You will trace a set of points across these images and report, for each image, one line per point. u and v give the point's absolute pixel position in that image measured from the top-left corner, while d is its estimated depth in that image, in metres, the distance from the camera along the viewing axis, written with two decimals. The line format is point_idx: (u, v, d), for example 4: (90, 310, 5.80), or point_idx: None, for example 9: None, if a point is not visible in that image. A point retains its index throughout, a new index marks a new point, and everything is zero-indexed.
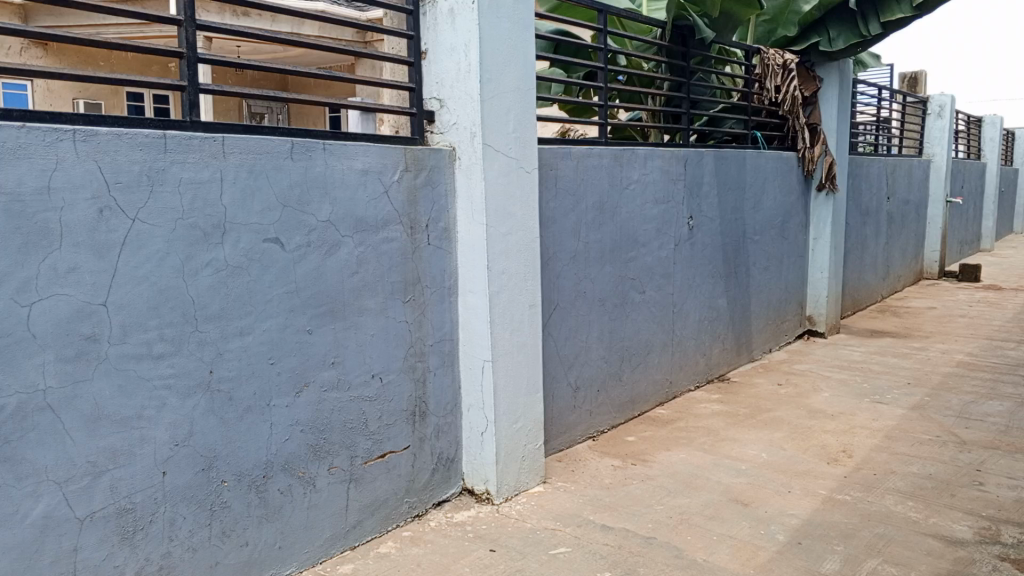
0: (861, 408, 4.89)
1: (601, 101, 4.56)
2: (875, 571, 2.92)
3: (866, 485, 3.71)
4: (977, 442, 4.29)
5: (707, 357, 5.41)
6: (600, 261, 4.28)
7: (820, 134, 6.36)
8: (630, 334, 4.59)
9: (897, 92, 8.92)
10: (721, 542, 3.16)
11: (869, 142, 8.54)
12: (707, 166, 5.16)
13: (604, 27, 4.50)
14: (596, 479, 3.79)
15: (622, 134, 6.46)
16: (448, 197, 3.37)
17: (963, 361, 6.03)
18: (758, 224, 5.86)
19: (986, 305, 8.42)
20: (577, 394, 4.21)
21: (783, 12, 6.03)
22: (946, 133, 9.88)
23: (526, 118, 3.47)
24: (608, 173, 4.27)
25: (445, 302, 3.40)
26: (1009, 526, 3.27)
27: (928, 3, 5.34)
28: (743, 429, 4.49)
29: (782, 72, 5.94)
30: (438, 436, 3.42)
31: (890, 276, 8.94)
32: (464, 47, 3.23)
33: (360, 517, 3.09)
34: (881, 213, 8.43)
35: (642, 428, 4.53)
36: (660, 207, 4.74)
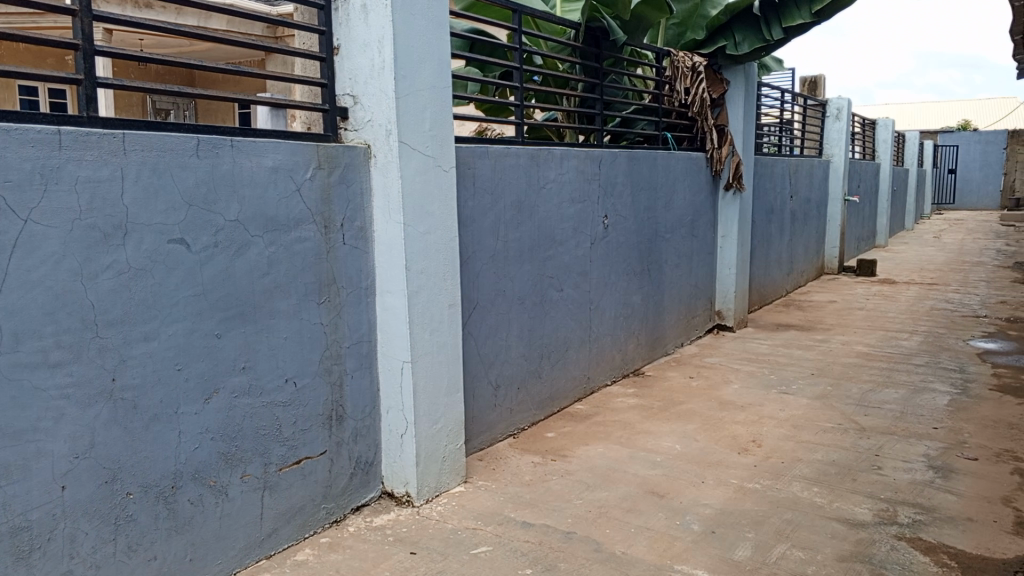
0: (768, 399, 5.07)
1: (517, 101, 4.55)
2: (784, 555, 3.03)
3: (775, 473, 3.84)
4: (875, 428, 4.52)
5: (622, 353, 5.51)
6: (518, 260, 4.28)
7: (727, 135, 6.57)
8: (549, 332, 4.61)
9: (799, 95, 9.30)
10: (638, 534, 3.21)
11: (773, 143, 8.87)
12: (621, 166, 5.24)
13: (519, 27, 4.50)
14: (517, 477, 3.79)
15: (538, 134, 6.49)
16: (364, 195, 3.30)
17: (861, 352, 6.34)
18: (669, 222, 6.00)
19: (882, 298, 8.88)
20: (497, 392, 4.20)
21: (692, 16, 6.38)
22: (843, 135, 10.37)
23: (442, 116, 3.43)
24: (525, 172, 4.27)
25: (361, 302, 3.33)
26: (905, 507, 3.45)
27: (826, 10, 5.52)
28: (658, 422, 4.59)
29: (691, 74, 6.15)
30: (356, 440, 3.35)
31: (793, 271, 9.32)
32: (378, 44, 3.16)
33: (275, 526, 2.99)
34: (785, 212, 8.78)
35: (561, 424, 4.56)
36: (576, 206, 4.79)
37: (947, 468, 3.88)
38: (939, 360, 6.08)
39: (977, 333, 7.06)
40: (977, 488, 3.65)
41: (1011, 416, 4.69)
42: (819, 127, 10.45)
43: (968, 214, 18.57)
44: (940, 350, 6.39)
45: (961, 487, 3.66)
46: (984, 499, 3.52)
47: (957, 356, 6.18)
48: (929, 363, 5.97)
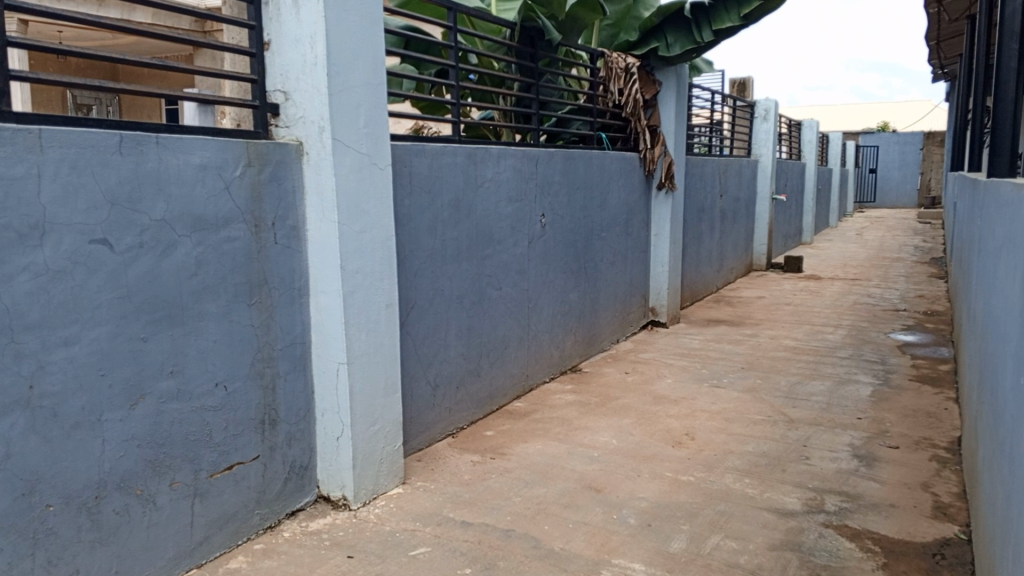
0: (701, 393, 5.16)
1: (453, 100, 4.50)
2: (718, 546, 3.08)
3: (708, 465, 3.92)
4: (803, 419, 4.65)
5: (560, 350, 5.53)
6: (456, 259, 4.25)
7: (660, 135, 6.67)
8: (487, 331, 4.60)
9: (729, 96, 9.51)
10: (577, 529, 3.22)
11: (704, 143, 9.05)
12: (557, 165, 5.26)
13: (454, 25, 4.45)
14: (455, 476, 3.76)
15: (474, 132, 6.45)
16: (296, 193, 3.21)
17: (789, 345, 6.53)
18: (605, 221, 6.06)
19: (807, 293, 9.18)
20: (436, 392, 4.16)
21: (624, 18, 6.48)
22: (771, 136, 10.66)
23: (377, 114, 3.37)
24: (462, 170, 4.24)
25: (294, 303, 3.25)
26: (831, 496, 3.56)
27: (755, 14, 5.62)
28: (595, 418, 4.63)
29: (625, 75, 6.19)
30: (290, 444, 3.27)
31: (724, 268, 9.53)
32: (310, 39, 3.09)
33: (206, 533, 2.89)
34: (715, 210, 8.97)
35: (500, 422, 4.55)
36: (514, 205, 4.78)
37: (870, 457, 4.03)
38: (862, 352, 6.30)
39: (896, 326, 7.35)
40: (899, 475, 3.79)
41: (928, 405, 4.89)
42: (747, 128, 10.71)
43: (887, 212, 19.34)
44: (863, 343, 6.64)
45: (883, 474, 3.80)
46: (905, 485, 3.66)
47: (878, 348, 6.43)
48: (852, 356, 6.19)
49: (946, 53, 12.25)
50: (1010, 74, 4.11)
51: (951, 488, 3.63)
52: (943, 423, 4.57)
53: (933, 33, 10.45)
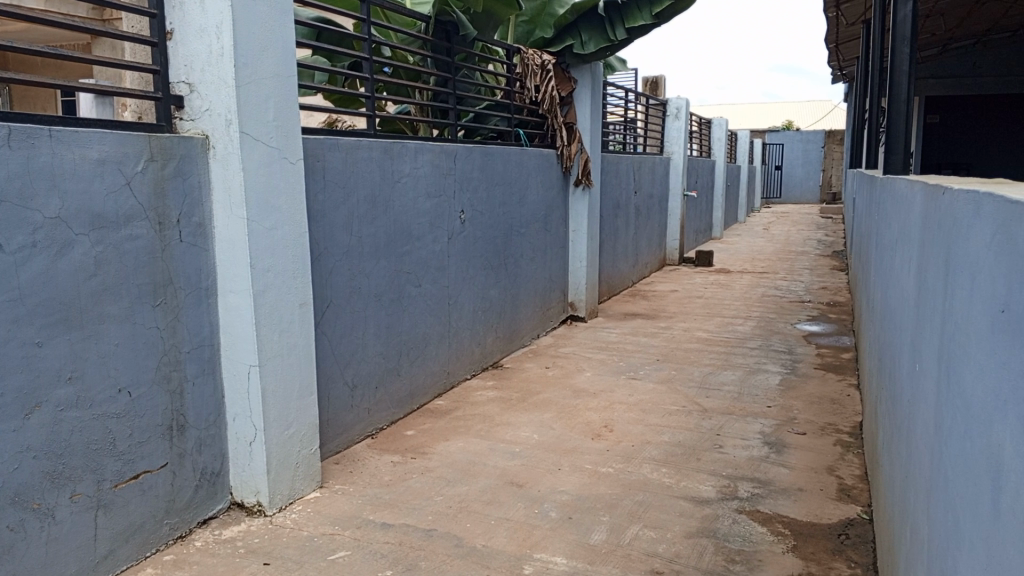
0: (618, 385, 5.23)
1: (367, 93, 4.39)
2: (637, 536, 3.12)
3: (626, 456, 3.97)
4: (716, 409, 4.78)
5: (481, 347, 5.49)
6: (374, 256, 4.16)
7: (576, 133, 6.71)
8: (407, 328, 4.52)
9: (642, 95, 9.67)
10: (498, 525, 3.20)
11: (618, 140, 9.18)
12: (475, 161, 5.21)
13: (367, 17, 4.34)
14: (375, 478, 3.68)
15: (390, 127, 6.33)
16: (203, 189, 3.06)
17: (702, 337, 6.70)
18: (523, 217, 6.05)
19: (718, 286, 9.45)
20: (354, 393, 4.06)
21: (540, 14, 6.42)
22: (682, 134, 10.91)
23: (288, 106, 3.25)
24: (378, 166, 4.14)
25: (202, 304, 3.09)
26: (744, 482, 3.66)
27: (666, 13, 5.74)
28: (515, 413, 4.62)
29: (540, 72, 6.18)
30: (200, 450, 3.12)
31: (639, 263, 9.70)
32: (216, 29, 2.94)
33: (111, 547, 2.73)
34: (630, 206, 9.12)
35: (421, 421, 4.48)
36: (432, 201, 4.71)
37: (780, 444, 4.16)
38: (770, 342, 6.53)
39: (801, 316, 7.65)
40: (807, 460, 3.93)
41: (832, 392, 5.10)
42: (660, 126, 10.90)
43: (791, 208, 20.16)
44: (770, 333, 6.87)
45: (792, 460, 3.94)
46: (812, 470, 3.80)
47: (785, 339, 6.67)
48: (761, 346, 6.40)
49: (843, 55, 12.81)
50: (903, 76, 4.30)
51: (854, 471, 3.78)
52: (845, 408, 4.77)
53: (831, 37, 10.90)
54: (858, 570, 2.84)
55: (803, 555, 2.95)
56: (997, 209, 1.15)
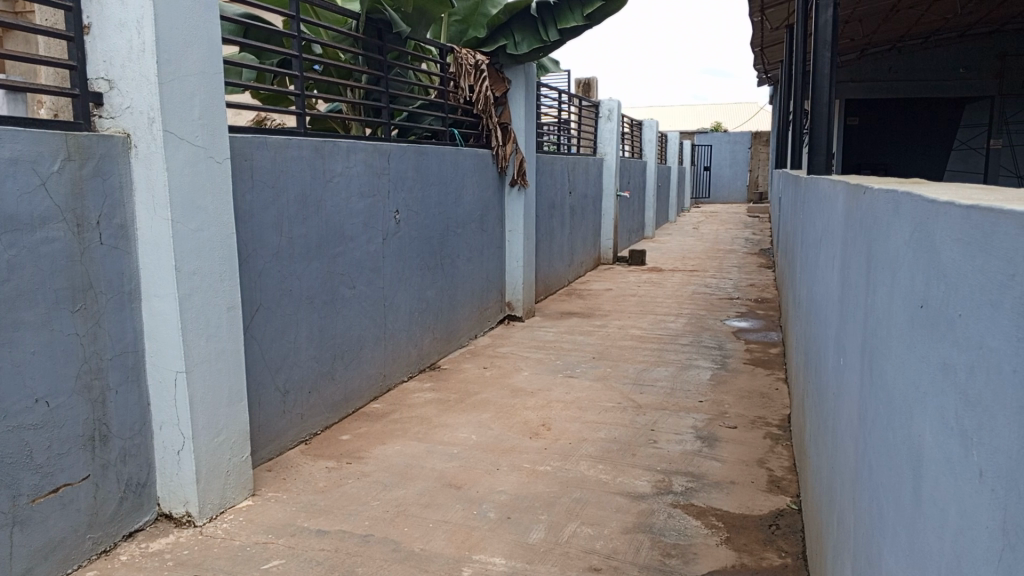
0: (555, 384, 5.26)
1: (297, 91, 4.28)
2: (575, 534, 3.13)
3: (563, 454, 3.99)
4: (650, 404, 4.85)
5: (418, 348, 5.44)
6: (306, 257, 4.07)
7: (511, 133, 6.71)
8: (341, 331, 4.44)
9: (575, 96, 9.71)
10: (436, 528, 3.17)
11: (553, 141, 9.23)
12: (410, 161, 5.15)
13: (296, 14, 4.24)
14: (309, 484, 3.60)
15: (322, 125, 6.22)
16: (124, 189, 2.94)
17: (636, 335, 6.80)
18: (459, 217, 6.02)
19: (651, 284, 9.62)
20: (286, 398, 3.96)
21: (472, 14, 6.37)
22: (615, 135, 11.01)
23: (214, 103, 3.14)
24: (309, 165, 4.06)
25: (124, 308, 2.97)
26: (678, 476, 3.72)
27: (598, 14, 5.83)
28: (453, 415, 4.59)
29: (474, 72, 6.13)
30: (124, 461, 2.99)
31: (574, 262, 9.78)
32: (137, 24, 2.83)
33: (29, 565, 2.59)
34: (565, 206, 9.19)
35: (357, 425, 4.41)
36: (366, 201, 4.64)
37: (713, 438, 4.24)
38: (701, 339, 6.67)
39: (731, 313, 7.84)
40: (738, 453, 4.02)
41: (761, 386, 5.24)
42: (593, 127, 10.99)
43: (720, 208, 20.69)
44: (701, 329, 7.03)
45: (724, 453, 4.03)
46: (743, 462, 3.89)
47: (715, 335, 6.83)
48: (692, 342, 6.53)
49: (768, 59, 13.18)
50: (825, 79, 4.44)
51: (783, 462, 3.89)
52: (774, 402, 4.90)
53: (756, 41, 11.20)
54: (789, 559, 2.92)
55: (735, 546, 3.02)
56: (914, 208, 1.19)
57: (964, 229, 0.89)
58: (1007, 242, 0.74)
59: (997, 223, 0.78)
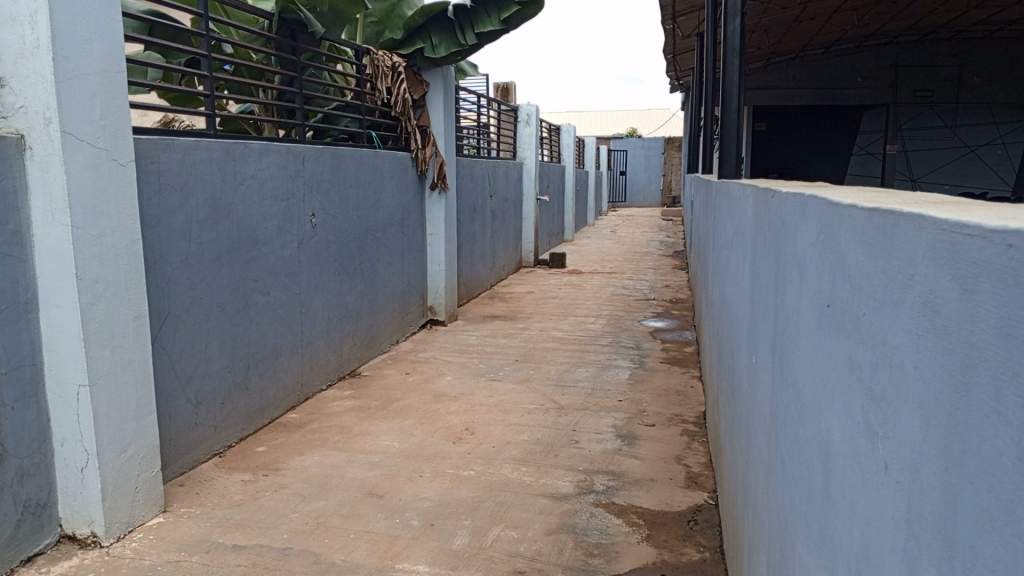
0: (478, 387, 5.24)
1: (207, 91, 4.12)
2: (498, 537, 3.12)
3: (487, 458, 3.97)
4: (572, 405, 4.89)
5: (337, 356, 5.33)
6: (216, 263, 3.93)
7: (430, 136, 6.66)
8: (255, 339, 4.30)
9: (495, 100, 9.72)
10: (358, 538, 3.11)
11: (472, 144, 9.21)
12: (325, 164, 5.04)
13: (205, 13, 4.09)
14: (224, 498, 3.47)
15: (234, 127, 6.03)
16: (18, 193, 2.77)
17: (557, 337, 6.85)
18: (378, 221, 5.93)
19: (571, 287, 9.73)
20: (198, 410, 3.81)
21: (389, 15, 6.37)
22: (533, 140, 11.09)
23: (117, 104, 2.98)
24: (219, 168, 3.92)
25: (20, 319, 2.80)
26: (600, 475, 3.76)
27: (514, 19, 5.89)
28: (374, 422, 4.51)
29: (391, 74, 6.08)
30: (21, 481, 2.82)
31: (496, 266, 9.78)
32: (30, 19, 2.68)
33: None
34: (485, 210, 9.18)
35: (274, 436, 4.27)
36: (280, 204, 4.52)
37: (632, 436, 4.31)
38: (620, 339, 6.78)
39: (647, 314, 8.01)
40: (656, 450, 4.10)
41: (677, 385, 5.37)
42: (512, 131, 11.01)
43: (636, 212, 21.14)
44: (620, 331, 7.14)
45: (643, 451, 4.10)
46: (662, 460, 3.97)
47: (633, 335, 6.95)
48: (612, 343, 6.63)
49: (679, 66, 13.55)
50: (733, 87, 4.60)
51: (700, 458, 3.99)
52: (690, 399, 5.03)
53: (668, 48, 11.48)
54: (707, 553, 3.00)
55: (656, 543, 3.07)
56: (819, 211, 1.24)
57: (867, 230, 0.93)
58: (907, 242, 0.77)
59: (899, 225, 0.81)
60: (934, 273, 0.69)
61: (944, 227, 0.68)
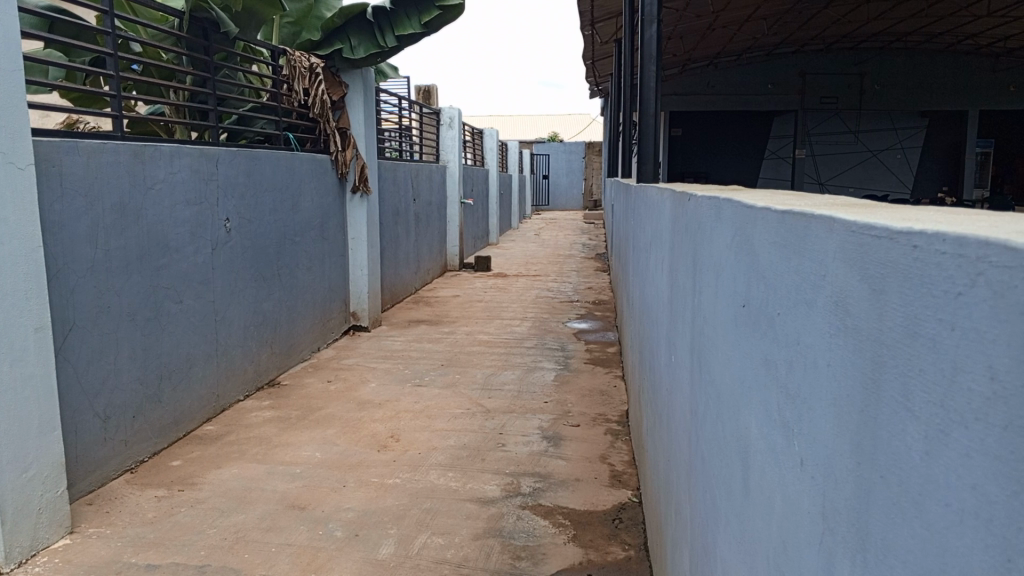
0: (404, 394, 5.17)
1: (113, 91, 3.92)
2: (425, 545, 3.09)
3: (412, 465, 3.92)
4: (498, 409, 4.88)
5: (254, 365, 5.17)
6: (125, 270, 3.76)
7: (350, 138, 6.54)
8: (168, 349, 4.13)
9: (417, 103, 9.63)
10: (279, 552, 3.02)
11: (394, 147, 9.10)
12: (240, 167, 4.89)
13: (109, 9, 3.90)
14: (137, 516, 3.31)
15: (143, 129, 5.80)
16: None
17: (483, 340, 6.84)
18: (297, 225, 5.79)
19: (496, 290, 9.74)
20: (106, 425, 3.62)
21: (306, 16, 6.26)
22: (456, 142, 11.04)
23: (14, 104, 2.81)
24: (127, 171, 3.76)
25: None
26: (526, 478, 3.77)
27: (434, 23, 6.00)
28: (295, 432, 4.39)
29: (309, 75, 5.97)
30: None
31: (420, 270, 9.70)
32: None
33: None
34: (409, 214, 9.09)
35: (189, 450, 4.11)
36: (192, 209, 4.36)
37: (558, 437, 4.34)
38: (545, 341, 6.83)
39: (571, 315, 8.09)
40: (581, 450, 4.14)
41: (601, 385, 5.44)
42: (435, 134, 10.93)
43: (560, 215, 21.34)
44: (545, 332, 7.19)
45: (568, 451, 4.13)
46: (587, 459, 4.01)
47: (558, 336, 7.00)
48: (537, 345, 6.67)
49: (598, 71, 13.73)
50: (650, 92, 4.66)
51: (623, 457, 4.05)
52: (613, 399, 5.10)
53: (587, 54, 11.62)
54: (632, 551, 3.04)
55: (582, 543, 3.10)
56: (733, 212, 1.27)
57: (780, 231, 0.95)
58: (819, 243, 0.80)
59: (810, 227, 0.83)
60: (844, 273, 0.72)
61: (852, 229, 0.70)
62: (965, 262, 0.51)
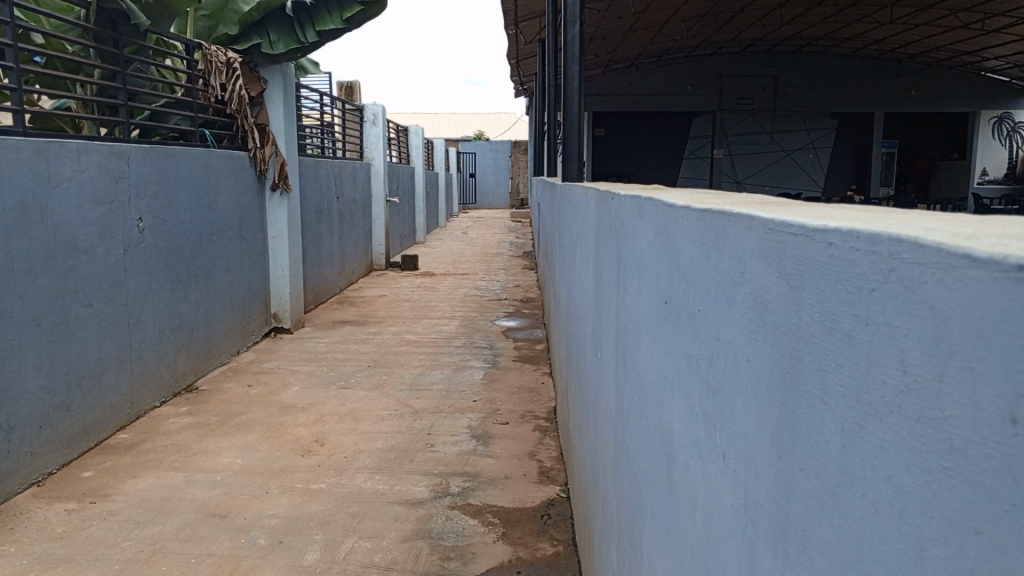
0: (328, 396, 5.06)
1: (14, 84, 3.70)
2: (352, 550, 3.03)
3: (338, 469, 3.85)
4: (426, 409, 4.84)
5: (170, 369, 4.97)
6: (29, 273, 3.56)
7: (270, 134, 6.35)
8: (77, 355, 3.93)
9: (340, 99, 9.46)
10: (199, 563, 2.91)
11: (316, 144, 8.91)
12: (152, 164, 4.69)
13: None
14: (44, 531, 3.14)
15: (46, 124, 5.50)
16: None
17: (410, 340, 6.77)
18: (214, 224, 5.60)
19: (423, 289, 9.65)
20: (10, 437, 3.42)
21: (222, 10, 6.06)
22: (381, 140, 10.86)
23: None
24: (30, 169, 3.56)
25: None
26: (455, 477, 3.75)
27: (355, 18, 6.07)
28: (215, 439, 4.24)
29: (225, 70, 5.78)
30: None
31: (344, 270, 9.52)
32: None
33: None
34: (332, 212, 8.92)
35: (102, 460, 3.93)
36: (101, 209, 4.16)
37: (486, 436, 4.33)
38: (473, 340, 6.81)
39: (499, 313, 8.09)
40: (510, 448, 4.15)
41: (529, 383, 5.46)
42: (358, 131, 10.74)
43: (488, 214, 21.33)
44: (473, 331, 7.17)
45: (496, 450, 4.13)
46: (516, 457, 4.02)
47: (486, 335, 6.99)
48: (465, 344, 6.64)
49: (523, 70, 13.78)
50: (574, 91, 4.72)
51: (551, 453, 4.08)
52: (541, 396, 5.13)
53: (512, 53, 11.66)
54: (560, 546, 3.07)
55: (511, 541, 3.10)
56: (655, 211, 1.28)
57: (700, 228, 0.97)
58: (738, 240, 0.81)
59: (729, 225, 0.85)
60: (763, 270, 0.73)
61: (770, 227, 0.72)
62: (881, 259, 0.52)
